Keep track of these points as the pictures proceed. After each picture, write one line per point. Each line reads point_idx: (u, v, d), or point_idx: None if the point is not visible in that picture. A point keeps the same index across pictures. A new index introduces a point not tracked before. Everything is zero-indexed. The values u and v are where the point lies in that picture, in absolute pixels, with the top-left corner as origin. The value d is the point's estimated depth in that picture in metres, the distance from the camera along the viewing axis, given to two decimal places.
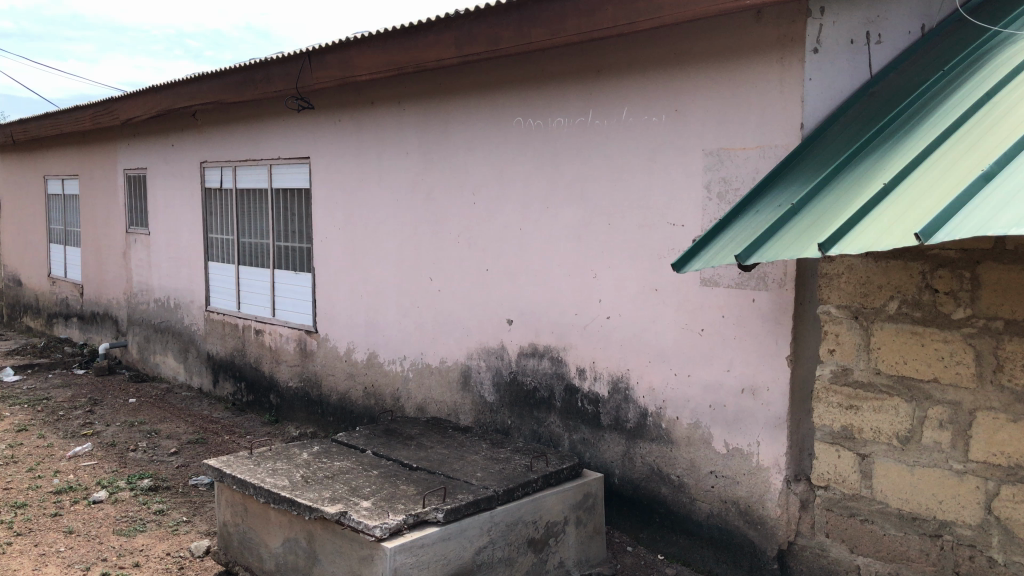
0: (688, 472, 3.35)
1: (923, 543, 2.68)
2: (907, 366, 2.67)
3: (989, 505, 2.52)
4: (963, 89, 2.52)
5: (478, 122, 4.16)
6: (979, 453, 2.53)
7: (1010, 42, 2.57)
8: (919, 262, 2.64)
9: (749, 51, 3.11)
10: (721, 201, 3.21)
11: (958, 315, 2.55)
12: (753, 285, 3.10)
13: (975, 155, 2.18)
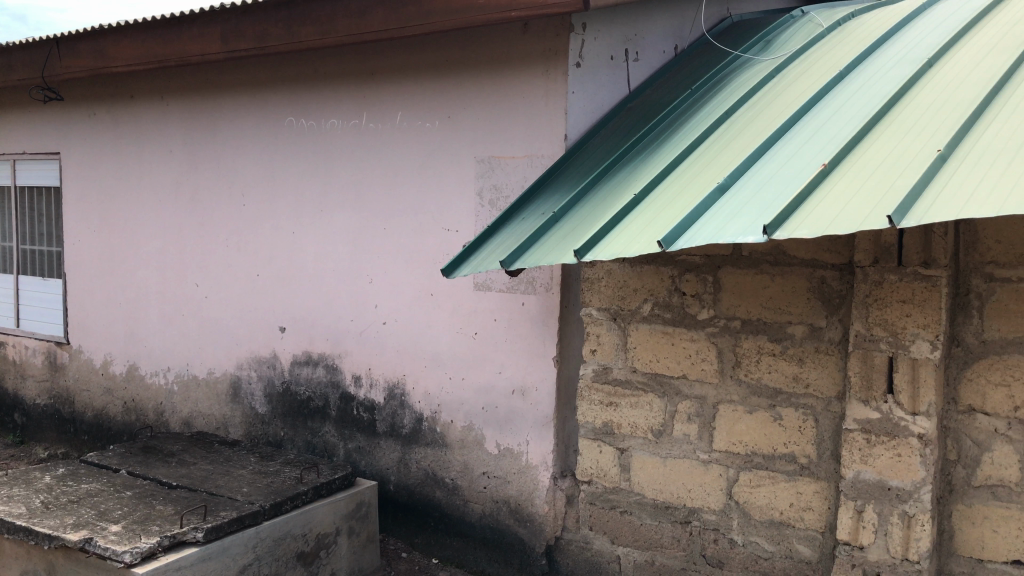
0: (461, 475, 3.38)
1: (675, 530, 2.87)
2: (659, 364, 2.87)
3: (730, 491, 2.74)
4: (704, 113, 2.76)
5: (247, 121, 4.01)
6: (721, 443, 2.75)
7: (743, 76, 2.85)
8: (669, 267, 2.86)
9: (517, 62, 3.19)
10: (493, 208, 3.28)
11: (703, 316, 2.79)
12: (523, 289, 3.19)
13: (713, 169, 2.38)
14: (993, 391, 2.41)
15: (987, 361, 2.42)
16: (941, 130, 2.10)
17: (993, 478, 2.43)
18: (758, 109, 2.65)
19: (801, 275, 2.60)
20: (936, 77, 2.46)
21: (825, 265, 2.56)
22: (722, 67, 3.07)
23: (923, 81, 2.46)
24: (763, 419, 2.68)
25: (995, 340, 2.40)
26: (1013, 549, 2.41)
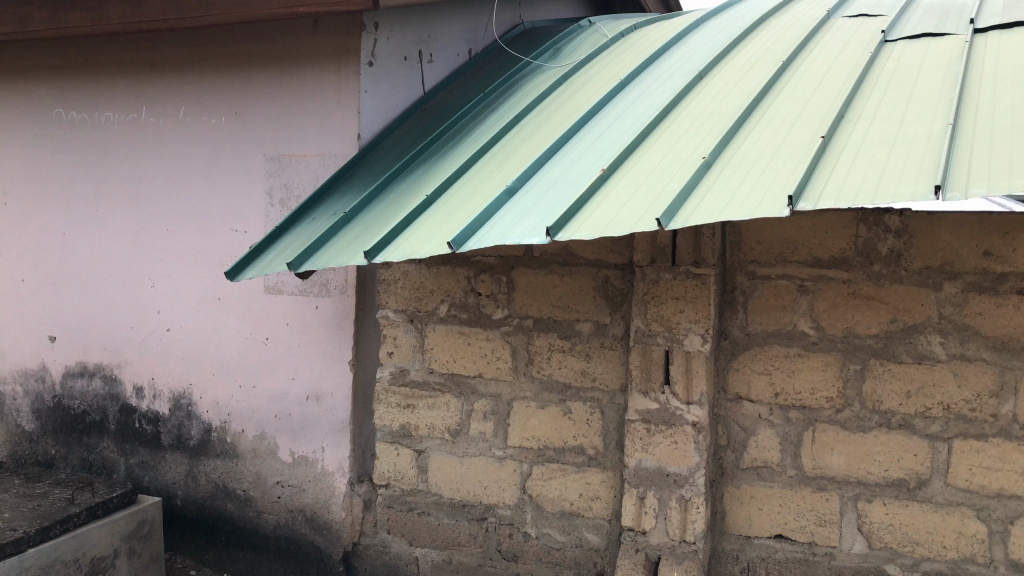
0: (254, 486, 3.25)
1: (472, 528, 2.90)
2: (455, 364, 2.90)
3: (524, 485, 2.82)
4: (495, 118, 2.82)
5: (9, 112, 3.67)
6: (515, 439, 2.82)
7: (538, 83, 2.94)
8: (464, 267, 2.89)
9: (307, 59, 3.11)
10: (284, 208, 3.17)
11: (497, 315, 2.84)
12: (316, 292, 3.12)
13: (502, 172, 2.43)
14: (757, 379, 2.62)
15: (751, 352, 2.63)
16: (708, 138, 2.26)
17: (759, 460, 2.64)
18: (546, 115, 2.73)
19: (587, 274, 2.72)
20: (706, 89, 2.64)
21: (609, 265, 2.68)
22: (515, 73, 3.16)
23: (694, 93, 2.63)
24: (553, 414, 2.77)
25: (758, 333, 2.62)
26: (775, 524, 2.63)
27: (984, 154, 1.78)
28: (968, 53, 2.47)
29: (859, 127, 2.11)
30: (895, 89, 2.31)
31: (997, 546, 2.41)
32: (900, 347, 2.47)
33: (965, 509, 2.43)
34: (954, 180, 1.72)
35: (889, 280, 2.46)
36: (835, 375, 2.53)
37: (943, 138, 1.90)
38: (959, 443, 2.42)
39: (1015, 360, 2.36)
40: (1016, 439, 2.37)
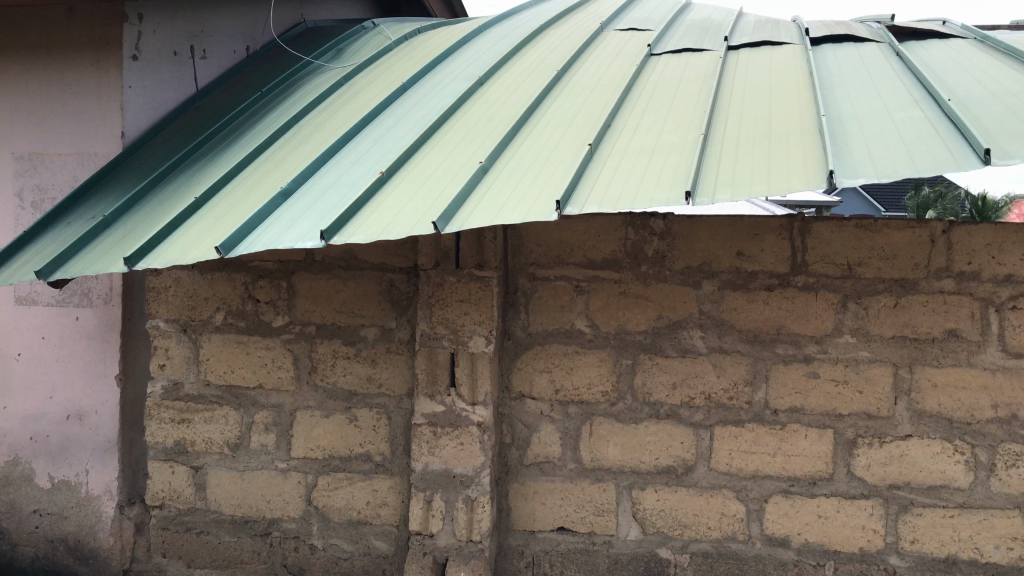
0: (7, 517, 2.97)
1: (254, 544, 2.80)
2: (234, 375, 2.78)
3: (309, 496, 2.75)
4: (272, 118, 2.73)
5: None
6: (299, 449, 2.75)
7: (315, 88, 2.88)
8: (241, 273, 2.77)
9: (61, 50, 2.89)
10: (37, 211, 2.91)
11: (277, 323, 2.75)
12: (75, 302, 2.89)
13: (276, 174, 2.35)
14: (538, 377, 2.70)
15: (533, 351, 2.70)
16: (484, 143, 2.29)
17: (541, 455, 2.72)
18: (324, 116, 2.68)
19: (371, 279, 2.68)
20: (486, 95, 2.68)
21: (393, 268, 2.66)
22: (293, 72, 3.08)
23: (474, 98, 2.67)
24: (338, 422, 2.72)
25: (538, 332, 2.69)
26: (557, 517, 2.73)
27: (730, 163, 1.93)
28: (720, 68, 2.67)
29: (624, 135, 2.22)
30: (658, 100, 2.45)
31: (754, 523, 2.62)
32: (667, 342, 2.62)
33: (726, 491, 2.62)
34: (704, 186, 1.85)
35: (656, 279, 2.61)
36: (609, 370, 2.65)
37: (695, 147, 2.03)
38: (720, 430, 2.61)
39: (766, 351, 2.58)
40: (768, 423, 2.59)
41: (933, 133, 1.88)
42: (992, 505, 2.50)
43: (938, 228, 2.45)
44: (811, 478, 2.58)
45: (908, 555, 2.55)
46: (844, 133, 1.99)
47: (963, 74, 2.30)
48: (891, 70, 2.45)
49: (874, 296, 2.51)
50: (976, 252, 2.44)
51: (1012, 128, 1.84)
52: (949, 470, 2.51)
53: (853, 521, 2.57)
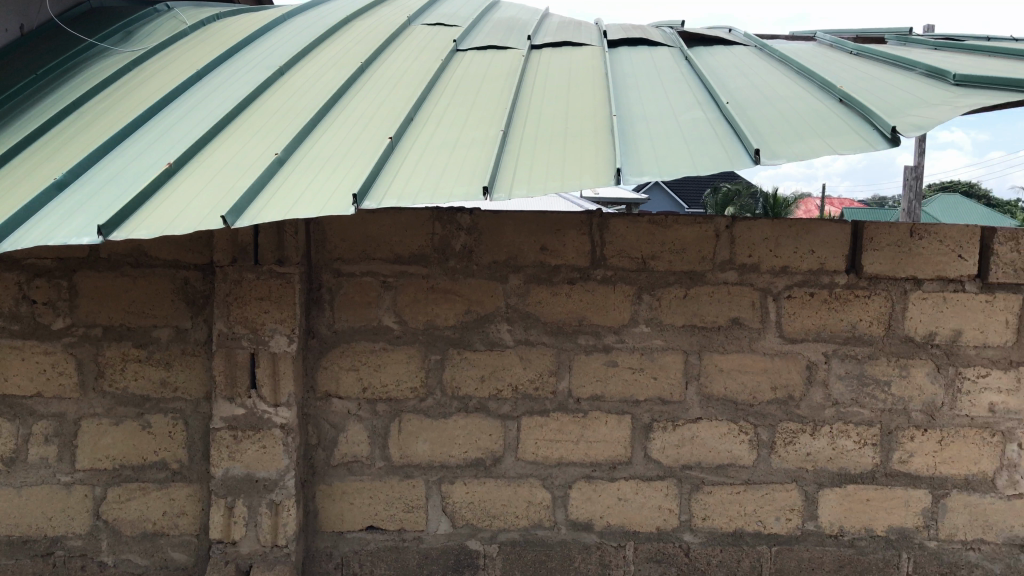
0: None
1: (35, 565, 2.60)
2: (7, 384, 2.55)
3: (97, 511, 2.58)
4: (47, 105, 2.52)
5: None
6: (85, 461, 2.56)
7: (100, 73, 2.69)
8: (14, 272, 2.54)
9: None
10: None
11: (57, 326, 2.55)
12: None
13: (50, 165, 2.18)
14: (345, 376, 2.65)
15: (339, 349, 2.64)
16: (282, 135, 2.21)
17: (349, 455, 2.67)
18: (108, 103, 2.50)
19: (163, 276, 2.53)
20: (286, 85, 2.59)
21: (187, 266, 2.52)
22: (76, 55, 2.86)
23: (274, 88, 2.58)
24: (129, 429, 2.56)
25: (345, 330, 2.64)
26: (365, 516, 2.69)
27: (527, 160, 1.96)
28: (522, 66, 2.71)
29: (425, 130, 2.21)
30: (461, 96, 2.46)
31: (559, 509, 2.70)
32: (474, 336, 2.64)
33: (533, 480, 2.68)
34: (501, 182, 1.87)
35: (462, 274, 2.63)
36: (417, 366, 2.65)
37: (494, 144, 2.05)
38: (526, 420, 2.67)
39: (568, 342, 2.65)
40: (571, 411, 2.67)
41: (713, 134, 1.99)
42: (773, 480, 2.70)
43: (722, 223, 2.61)
44: (611, 462, 2.69)
45: (700, 531, 2.71)
46: (634, 133, 2.07)
47: (743, 78, 2.45)
48: (680, 73, 2.58)
49: (666, 287, 2.64)
50: (755, 245, 2.62)
51: (782, 128, 1.97)
52: (735, 450, 2.69)
53: (651, 501, 2.70)
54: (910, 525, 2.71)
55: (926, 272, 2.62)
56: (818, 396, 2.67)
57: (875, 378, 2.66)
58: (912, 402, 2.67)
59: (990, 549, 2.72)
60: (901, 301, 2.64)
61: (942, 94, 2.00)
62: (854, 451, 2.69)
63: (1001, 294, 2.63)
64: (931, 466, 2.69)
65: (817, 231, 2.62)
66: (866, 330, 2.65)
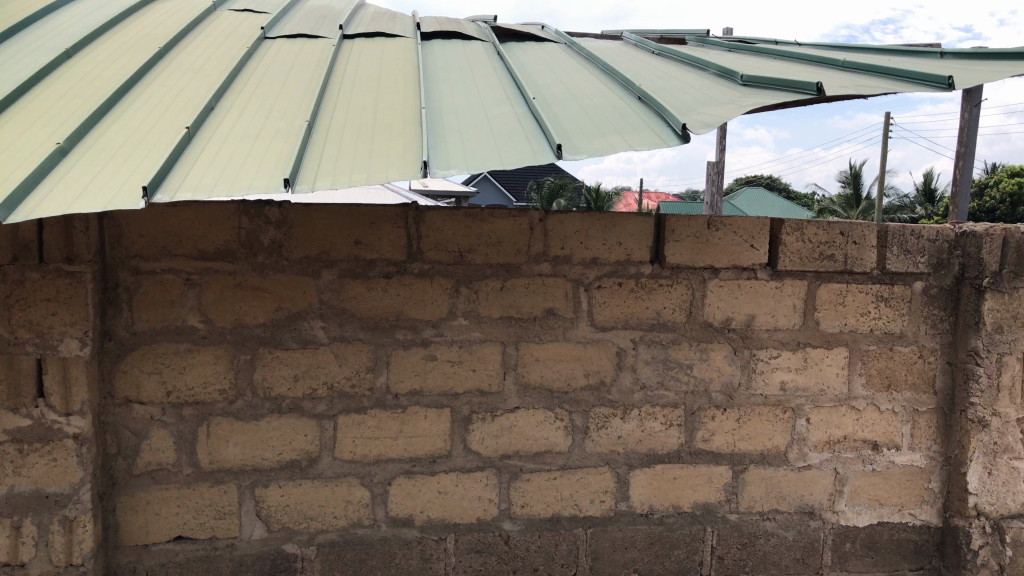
0: None
1: None
2: None
3: None
4: None
5: None
6: None
7: None
8: None
9: None
10: None
11: None
12: None
13: None
14: (146, 380, 2.49)
15: (138, 351, 2.48)
16: (66, 123, 2.05)
17: (152, 463, 2.53)
18: None
19: None
20: (73, 69, 2.40)
21: None
22: None
23: (59, 72, 2.38)
24: None
25: (145, 331, 2.48)
26: (173, 527, 2.56)
27: (333, 153, 1.91)
28: (333, 56, 2.64)
29: (226, 120, 2.11)
30: (267, 85, 2.36)
31: (378, 506, 2.67)
32: (286, 334, 2.57)
33: (351, 478, 2.64)
34: (303, 175, 1.80)
35: (272, 270, 2.54)
36: (226, 367, 2.54)
37: (298, 135, 1.98)
38: (343, 418, 2.62)
39: (385, 337, 2.62)
40: (389, 407, 2.64)
41: (520, 128, 2.01)
42: (587, 465, 2.79)
43: (536, 216, 2.66)
44: (430, 456, 2.69)
45: (519, 519, 2.76)
46: (442, 126, 2.06)
47: (551, 74, 2.49)
48: (492, 68, 2.60)
49: (482, 280, 2.66)
50: (567, 238, 2.69)
51: (585, 124, 2.02)
52: (551, 437, 2.75)
53: (470, 493, 2.72)
54: (713, 500, 2.88)
55: (723, 261, 2.79)
56: (628, 381, 2.78)
57: (679, 362, 2.80)
58: (713, 384, 2.83)
59: (784, 518, 2.93)
60: (700, 289, 2.79)
61: (731, 93, 2.11)
62: (661, 432, 2.82)
63: (789, 281, 2.84)
64: (730, 443, 2.86)
65: (625, 223, 2.72)
66: (670, 317, 2.79)
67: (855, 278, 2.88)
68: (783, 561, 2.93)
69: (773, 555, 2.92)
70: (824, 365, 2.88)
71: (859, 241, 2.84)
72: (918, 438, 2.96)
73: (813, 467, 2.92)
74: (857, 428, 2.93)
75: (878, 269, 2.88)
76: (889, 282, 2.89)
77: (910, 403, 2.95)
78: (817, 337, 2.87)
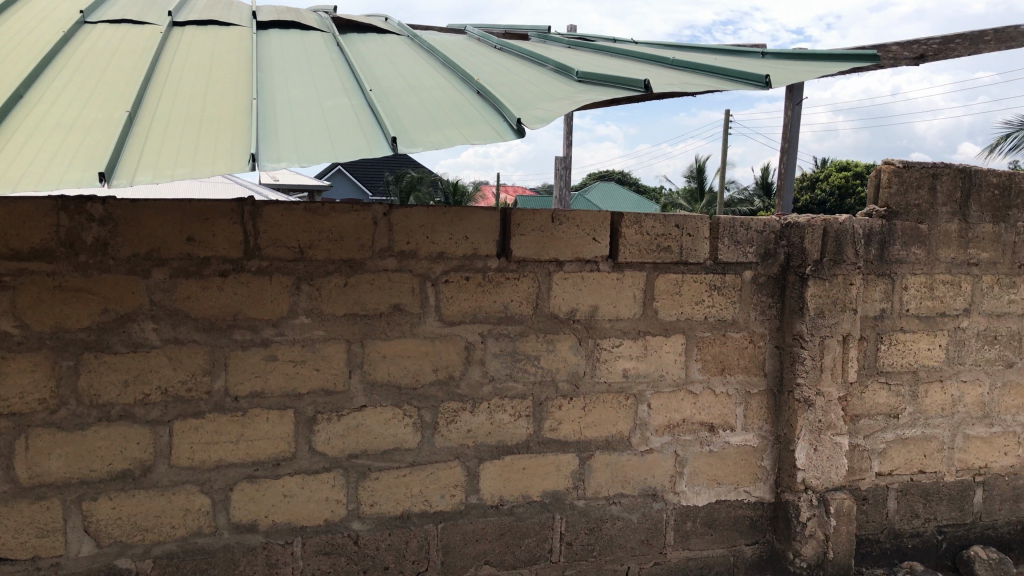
0: None
1: None
2: None
3: None
4: None
5: None
6: None
7: None
8: None
9: None
10: None
11: None
12: None
13: None
14: None
15: None
16: None
17: None
18: None
19: None
20: None
21: None
22: None
23: None
24: None
25: None
26: None
27: (155, 144, 1.81)
28: (161, 44, 2.51)
29: (36, 110, 1.95)
30: (85, 73, 2.21)
31: (220, 513, 2.57)
32: (114, 337, 2.42)
33: (189, 486, 2.53)
34: (120, 170, 1.69)
35: (97, 270, 2.39)
36: (46, 375, 2.37)
37: (117, 126, 1.86)
38: (178, 424, 2.50)
39: (223, 338, 2.52)
40: (229, 411, 2.55)
41: (355, 122, 1.97)
42: (436, 460, 2.78)
43: (379, 211, 2.62)
44: (274, 459, 2.61)
45: (368, 519, 2.73)
46: (275, 118, 1.98)
47: (392, 67, 2.46)
48: (331, 60, 2.53)
49: (325, 276, 2.60)
50: (412, 232, 2.66)
51: (422, 118, 1.99)
52: (399, 434, 2.73)
53: (317, 494, 2.66)
54: (561, 488, 2.94)
55: (567, 254, 2.84)
56: (476, 374, 2.79)
57: (526, 353, 2.84)
58: (559, 374, 2.89)
59: (629, 501, 3.02)
60: (545, 281, 2.83)
61: (566, 89, 2.15)
62: (510, 424, 2.85)
63: (629, 272, 2.93)
64: (576, 431, 2.93)
65: (470, 217, 2.72)
66: (517, 309, 2.81)
67: (690, 268, 3.00)
68: (629, 543, 3.02)
69: (619, 537, 3.01)
70: (663, 352, 2.99)
71: (693, 233, 2.96)
72: (750, 418, 3.13)
73: (655, 451, 3.03)
74: (695, 412, 3.06)
75: (711, 260, 3.01)
76: (722, 271, 3.03)
77: (743, 385, 3.10)
78: (656, 326, 2.98)
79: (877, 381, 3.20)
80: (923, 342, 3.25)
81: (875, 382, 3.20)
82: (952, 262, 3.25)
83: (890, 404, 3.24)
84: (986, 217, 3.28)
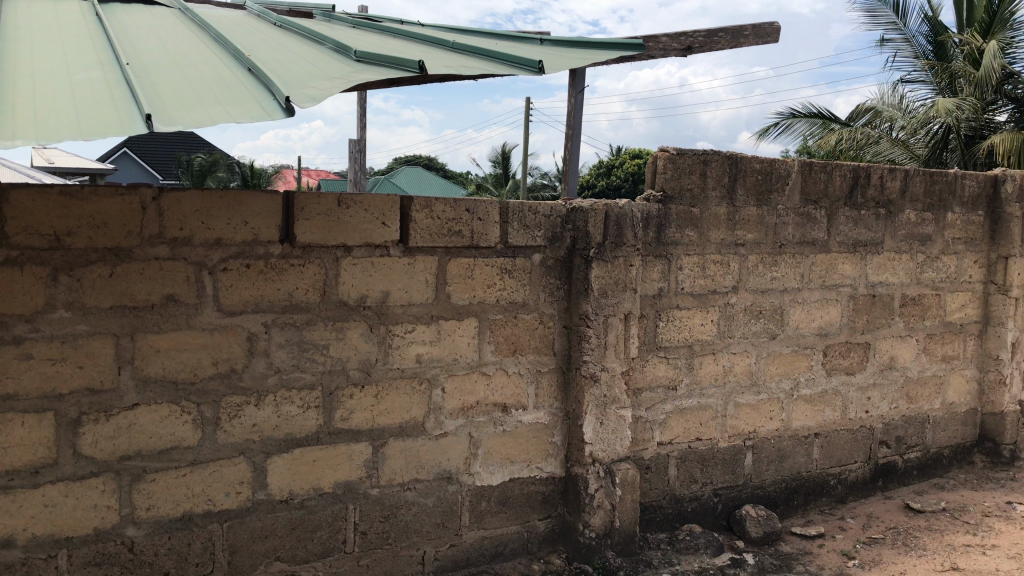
0: None
1: None
2: None
3: None
4: None
5: None
6: None
7: None
8: None
9: None
10: None
11: None
12: None
13: None
14: None
15: None
16: None
17: None
18: None
19: None
20: None
21: None
22: None
23: None
24: None
25: None
26: None
27: None
28: None
29: None
30: None
31: None
32: None
33: None
34: None
35: None
36: None
37: None
38: None
39: None
40: None
41: (108, 98, 1.81)
42: (219, 457, 2.65)
43: (147, 195, 2.44)
44: (31, 467, 2.39)
45: (143, 524, 2.56)
46: (14, 91, 1.79)
47: (157, 40, 2.29)
48: (87, 29, 2.33)
49: (87, 266, 2.40)
50: (185, 218, 2.51)
51: (185, 96, 1.86)
52: (177, 432, 2.58)
53: (84, 501, 2.46)
54: (354, 478, 2.88)
55: (355, 239, 2.78)
56: (260, 366, 2.68)
57: (314, 342, 2.75)
58: (350, 362, 2.83)
59: (424, 486, 3.01)
60: (333, 267, 2.76)
61: (342, 69, 2.09)
62: (298, 416, 2.76)
63: (420, 256, 2.91)
64: (370, 419, 2.89)
65: (249, 202, 2.60)
66: (303, 297, 2.72)
67: (481, 252, 3.03)
68: (424, 527, 3.02)
69: (414, 523, 3.00)
70: (456, 336, 3.01)
71: (483, 218, 3.00)
72: (541, 397, 3.21)
73: (449, 434, 3.04)
74: (488, 393, 3.10)
75: (501, 243, 3.06)
76: (512, 255, 3.08)
77: (533, 365, 3.18)
78: (448, 310, 2.98)
79: (657, 356, 3.39)
80: (697, 318, 3.46)
81: (655, 357, 3.38)
82: (722, 243, 3.48)
83: (669, 376, 3.43)
84: (750, 201, 3.53)
